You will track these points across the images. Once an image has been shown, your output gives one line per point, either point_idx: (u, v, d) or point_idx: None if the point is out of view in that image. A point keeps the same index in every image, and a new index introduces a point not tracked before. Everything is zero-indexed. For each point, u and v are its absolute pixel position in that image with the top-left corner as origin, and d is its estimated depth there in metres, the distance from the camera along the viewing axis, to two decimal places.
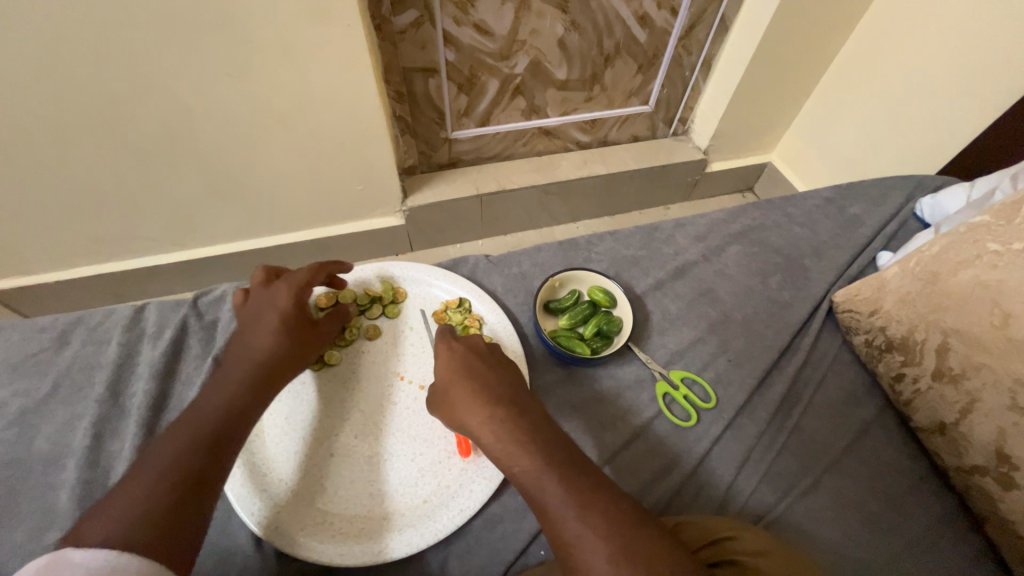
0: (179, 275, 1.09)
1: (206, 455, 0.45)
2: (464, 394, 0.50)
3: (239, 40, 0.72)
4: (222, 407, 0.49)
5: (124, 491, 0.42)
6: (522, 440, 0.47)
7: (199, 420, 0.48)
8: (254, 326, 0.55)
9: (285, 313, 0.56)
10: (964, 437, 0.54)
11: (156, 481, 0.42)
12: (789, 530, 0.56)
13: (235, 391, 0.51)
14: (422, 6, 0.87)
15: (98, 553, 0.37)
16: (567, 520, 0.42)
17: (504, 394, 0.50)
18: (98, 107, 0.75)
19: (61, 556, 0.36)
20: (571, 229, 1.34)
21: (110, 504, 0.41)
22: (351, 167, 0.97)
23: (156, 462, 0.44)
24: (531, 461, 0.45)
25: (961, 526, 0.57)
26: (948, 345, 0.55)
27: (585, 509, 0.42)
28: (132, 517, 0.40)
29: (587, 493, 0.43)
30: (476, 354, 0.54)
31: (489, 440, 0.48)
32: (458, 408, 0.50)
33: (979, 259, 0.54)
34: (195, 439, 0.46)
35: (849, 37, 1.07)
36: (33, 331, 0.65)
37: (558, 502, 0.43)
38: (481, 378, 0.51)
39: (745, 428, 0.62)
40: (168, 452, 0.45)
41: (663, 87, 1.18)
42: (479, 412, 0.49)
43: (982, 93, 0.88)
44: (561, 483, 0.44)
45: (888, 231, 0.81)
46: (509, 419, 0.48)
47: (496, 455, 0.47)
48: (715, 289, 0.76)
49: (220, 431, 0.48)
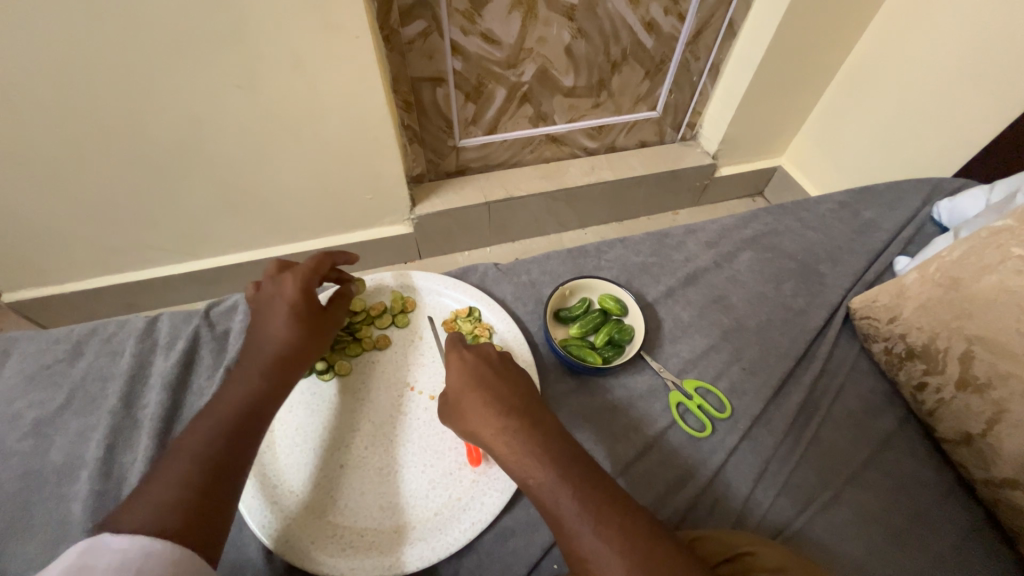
0: (190, 285, 1.10)
1: (230, 443, 0.47)
2: (477, 403, 0.49)
3: (249, 53, 0.72)
4: (245, 400, 0.50)
5: (156, 480, 0.43)
6: (536, 450, 0.46)
7: (226, 411, 0.49)
8: (268, 317, 0.55)
9: (293, 301, 0.56)
10: (992, 448, 0.52)
11: (185, 470, 0.44)
12: (810, 545, 0.54)
13: (257, 384, 0.51)
14: (430, 16, 0.87)
15: (133, 538, 0.38)
16: (583, 535, 0.41)
17: (516, 404, 0.49)
18: (112, 120, 0.76)
19: (96, 541, 0.37)
20: (580, 236, 1.33)
21: (145, 492, 0.42)
22: (359, 177, 0.97)
23: (183, 450, 0.45)
24: (545, 473, 0.44)
25: (989, 541, 0.55)
26: (973, 353, 0.54)
27: (601, 523, 0.41)
28: (166, 504, 0.41)
29: (603, 506, 0.42)
30: (487, 362, 0.53)
31: (502, 451, 0.47)
32: (471, 418, 0.49)
33: (1003, 264, 0.53)
34: (221, 428, 0.47)
35: (859, 40, 1.06)
36: (47, 343, 0.65)
37: (573, 515, 0.42)
38: (492, 387, 0.50)
39: (761, 439, 0.61)
40: (196, 441, 0.46)
41: (671, 93, 1.18)
42: (492, 423, 0.48)
43: (998, 94, 0.87)
44: (576, 496, 0.43)
45: (904, 236, 0.79)
46: (522, 430, 0.47)
47: (509, 466, 0.46)
48: (729, 296, 0.74)
49: (245, 420, 0.49)
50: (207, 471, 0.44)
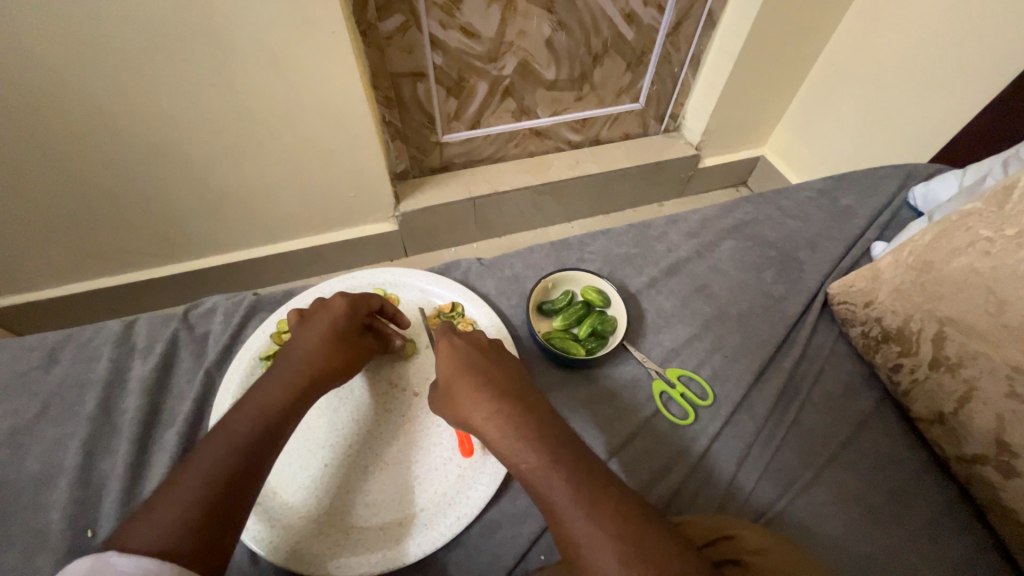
0: (172, 288, 1.09)
1: (244, 460, 0.45)
2: (470, 389, 0.50)
3: (224, 51, 0.71)
4: (269, 411, 0.48)
5: (168, 495, 0.42)
6: (529, 437, 0.46)
7: (247, 423, 0.47)
8: (305, 328, 0.55)
9: (337, 316, 0.56)
10: (963, 425, 0.54)
11: (195, 489, 0.42)
12: (791, 526, 0.55)
13: (282, 395, 0.50)
14: (408, 10, 0.86)
15: (140, 561, 0.37)
16: (578, 520, 0.41)
17: (508, 389, 0.49)
18: (83, 122, 0.74)
19: (102, 559, 0.37)
20: (565, 229, 1.33)
21: (154, 509, 0.41)
22: (341, 175, 0.96)
23: (196, 464, 0.44)
24: (538, 458, 0.45)
25: (964, 516, 0.56)
26: (945, 334, 0.55)
27: (594, 507, 0.42)
28: (176, 525, 0.40)
29: (596, 491, 0.43)
30: (478, 350, 0.53)
31: (494, 436, 0.47)
32: (463, 404, 0.50)
33: (972, 246, 0.54)
34: (238, 443, 0.46)
35: (836, 28, 1.07)
36: (22, 351, 0.64)
37: (567, 500, 0.42)
38: (483, 373, 0.51)
39: (743, 424, 0.62)
40: (210, 455, 0.44)
41: (653, 84, 1.18)
42: (483, 408, 0.48)
43: (971, 79, 0.88)
44: (569, 482, 0.43)
45: (881, 222, 0.80)
46: (515, 415, 0.47)
47: (501, 450, 0.47)
48: (710, 285, 0.75)
49: (264, 437, 0.47)
50: (218, 490, 0.43)
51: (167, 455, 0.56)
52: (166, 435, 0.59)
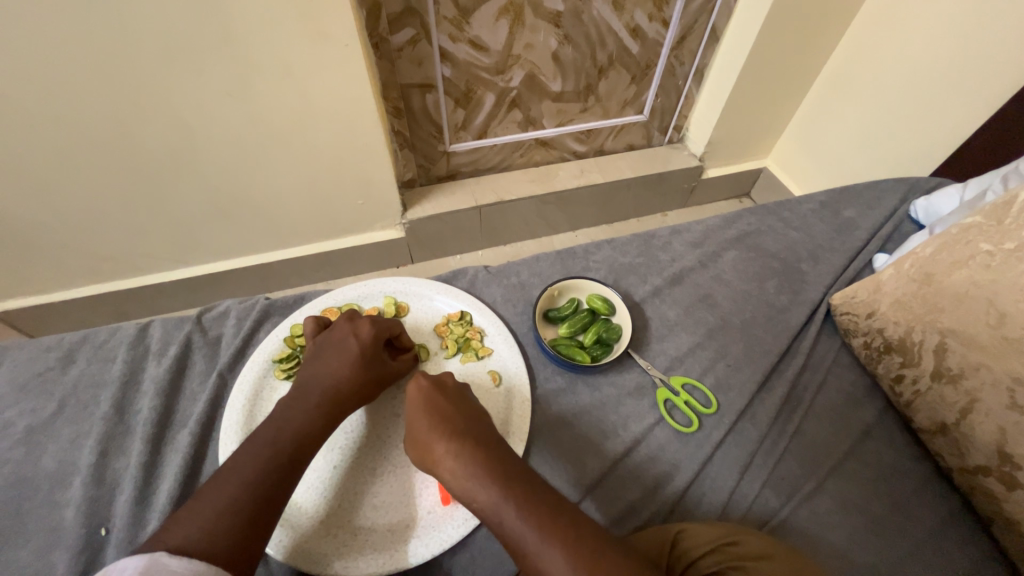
0: (180, 291, 1.10)
1: (282, 475, 0.46)
2: (423, 429, 0.50)
3: (240, 62, 0.74)
4: (300, 428, 0.50)
5: (207, 501, 0.43)
6: (477, 473, 0.46)
7: (280, 438, 0.49)
8: (334, 353, 0.55)
9: (364, 345, 0.56)
10: (966, 436, 0.54)
11: (235, 498, 0.43)
12: (794, 534, 0.55)
13: (312, 415, 0.51)
14: (419, 24, 0.89)
15: (192, 563, 0.38)
16: (529, 550, 0.42)
17: (460, 428, 0.49)
18: (100, 128, 0.76)
19: (156, 560, 0.38)
20: (570, 238, 1.34)
21: (195, 513, 0.42)
22: (351, 183, 0.98)
23: (236, 475, 0.45)
24: (488, 495, 0.45)
25: (966, 527, 0.57)
26: (946, 345, 0.56)
27: (544, 537, 0.42)
28: (218, 530, 0.41)
29: (546, 519, 0.43)
30: (438, 390, 0.53)
31: (448, 476, 0.47)
32: (418, 443, 0.50)
33: (973, 259, 0.55)
34: (275, 458, 0.47)
35: (838, 45, 1.09)
36: (40, 350, 0.66)
37: (518, 532, 0.43)
38: (439, 415, 0.50)
39: (746, 432, 0.62)
40: (251, 468, 0.46)
41: (657, 97, 1.20)
42: (436, 448, 0.49)
43: (973, 94, 0.90)
44: (518, 513, 0.43)
45: (883, 233, 0.81)
46: (465, 455, 0.47)
47: (456, 489, 0.47)
48: (714, 294, 0.76)
49: (295, 452, 0.48)
50: (257, 501, 0.44)
51: (180, 456, 0.57)
52: (179, 435, 0.60)
